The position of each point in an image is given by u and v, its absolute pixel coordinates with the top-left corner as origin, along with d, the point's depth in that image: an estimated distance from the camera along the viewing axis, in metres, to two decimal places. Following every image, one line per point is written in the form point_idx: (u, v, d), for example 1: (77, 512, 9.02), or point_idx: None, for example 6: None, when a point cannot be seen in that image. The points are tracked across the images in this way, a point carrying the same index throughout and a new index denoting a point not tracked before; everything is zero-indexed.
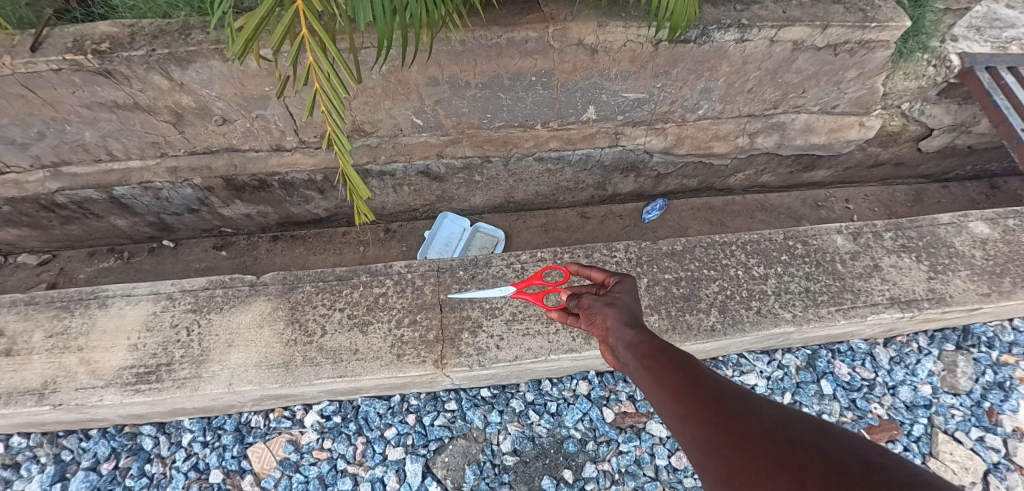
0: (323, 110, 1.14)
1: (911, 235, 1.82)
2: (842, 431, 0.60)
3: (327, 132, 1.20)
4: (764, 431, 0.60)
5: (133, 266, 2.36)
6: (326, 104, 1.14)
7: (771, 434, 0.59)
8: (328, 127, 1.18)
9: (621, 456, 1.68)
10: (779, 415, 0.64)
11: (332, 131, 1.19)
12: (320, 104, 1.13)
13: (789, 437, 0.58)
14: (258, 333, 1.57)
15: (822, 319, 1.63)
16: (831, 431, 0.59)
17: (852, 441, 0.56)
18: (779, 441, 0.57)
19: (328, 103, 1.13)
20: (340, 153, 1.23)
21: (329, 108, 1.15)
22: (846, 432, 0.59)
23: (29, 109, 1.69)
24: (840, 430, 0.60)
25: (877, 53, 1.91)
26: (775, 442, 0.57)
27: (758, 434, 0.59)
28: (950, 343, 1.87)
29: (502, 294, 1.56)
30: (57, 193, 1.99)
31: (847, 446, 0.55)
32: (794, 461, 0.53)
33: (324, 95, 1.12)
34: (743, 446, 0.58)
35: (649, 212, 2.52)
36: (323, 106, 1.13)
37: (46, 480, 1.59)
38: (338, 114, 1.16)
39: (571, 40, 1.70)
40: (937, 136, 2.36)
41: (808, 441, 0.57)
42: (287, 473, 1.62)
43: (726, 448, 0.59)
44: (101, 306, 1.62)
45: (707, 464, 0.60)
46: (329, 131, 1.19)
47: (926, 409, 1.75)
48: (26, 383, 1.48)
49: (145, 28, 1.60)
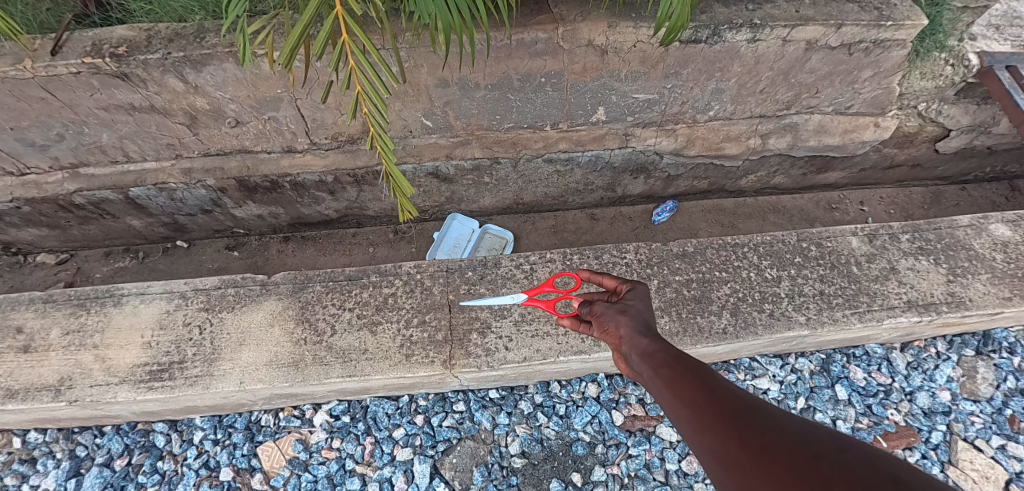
0: (364, 111, 1.14)
1: (928, 237, 1.78)
2: (873, 452, 0.56)
3: (369, 133, 1.20)
4: (786, 444, 0.57)
5: (148, 266, 2.40)
6: (367, 105, 1.14)
7: (793, 449, 0.56)
8: (371, 127, 1.18)
9: (631, 459, 1.66)
10: (802, 431, 0.60)
11: (375, 131, 1.19)
12: (361, 105, 1.14)
13: (813, 454, 0.55)
14: (269, 332, 1.58)
15: (837, 322, 1.60)
16: (859, 450, 0.55)
17: (883, 462, 0.53)
18: (802, 457, 0.54)
19: (370, 103, 1.13)
20: (383, 153, 1.23)
21: (369, 109, 1.15)
22: (878, 451, 0.55)
23: (49, 111, 1.73)
24: (871, 449, 0.56)
25: (893, 52, 1.87)
26: (798, 457, 0.54)
27: (779, 449, 0.56)
28: (969, 348, 1.82)
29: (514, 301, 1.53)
30: (75, 194, 2.03)
31: (877, 468, 0.51)
32: (818, 476, 0.50)
33: (366, 95, 1.12)
34: (763, 459, 0.55)
35: (659, 214, 2.50)
36: (364, 107, 1.13)
37: (62, 475, 1.62)
38: (380, 113, 1.16)
39: (580, 41, 1.69)
40: (954, 137, 2.31)
41: (833, 457, 0.54)
42: (296, 472, 1.63)
43: (745, 461, 0.56)
44: (116, 304, 1.64)
45: (724, 479, 0.57)
46: (371, 131, 1.19)
47: (945, 416, 1.71)
48: (43, 379, 1.51)
49: (161, 32, 1.63)
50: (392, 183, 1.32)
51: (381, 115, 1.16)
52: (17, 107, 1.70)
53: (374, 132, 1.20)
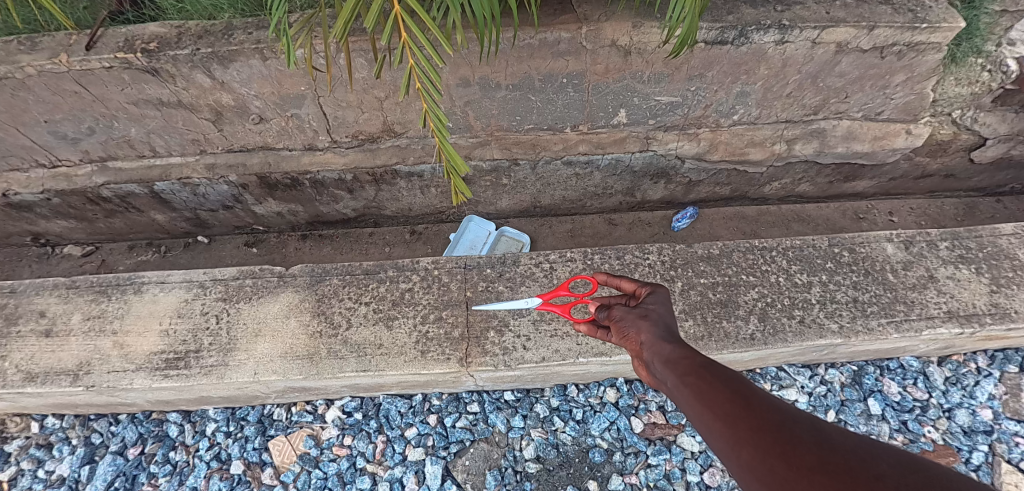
0: (418, 88, 1.10)
1: (969, 245, 1.70)
2: (935, 473, 0.51)
3: (423, 112, 1.16)
4: (837, 466, 0.52)
5: (169, 260, 2.44)
6: (420, 80, 1.10)
7: (848, 470, 0.51)
8: (426, 105, 1.13)
9: (650, 469, 1.60)
10: (854, 449, 0.56)
11: (429, 109, 1.15)
12: (415, 81, 1.10)
13: (871, 475, 0.50)
14: (285, 323, 1.57)
15: (872, 332, 1.53)
16: (922, 475, 0.51)
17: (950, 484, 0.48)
18: (859, 478, 0.49)
19: (424, 78, 1.09)
20: (439, 132, 1.18)
21: (423, 84, 1.11)
22: (946, 476, 0.50)
23: (82, 105, 1.77)
24: (935, 472, 0.51)
25: (928, 56, 1.80)
26: (854, 478, 0.49)
27: (831, 469, 0.52)
28: (1013, 365, 1.72)
29: (527, 306, 1.50)
30: (102, 187, 2.07)
31: None
32: None
33: (421, 71, 1.07)
34: (815, 479, 0.51)
35: (679, 220, 2.45)
36: (420, 84, 1.09)
37: (76, 461, 1.63)
38: (433, 85, 1.12)
39: (604, 41, 1.67)
40: (991, 147, 2.21)
41: (893, 482, 0.49)
42: (307, 468, 1.61)
43: (794, 482, 0.52)
44: (136, 292, 1.66)
45: None
46: (425, 109, 1.14)
47: (987, 436, 1.60)
48: (62, 364, 1.53)
49: (191, 29, 1.66)
50: (446, 162, 1.28)
51: (435, 88, 1.12)
52: (52, 100, 1.74)
53: (428, 109, 1.16)
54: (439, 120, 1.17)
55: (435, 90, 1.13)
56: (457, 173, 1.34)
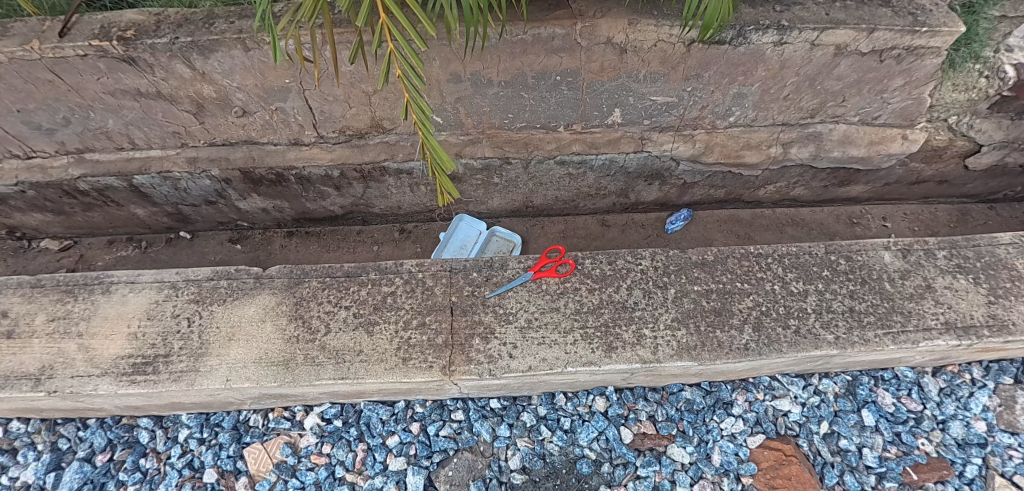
0: (398, 74, 1.03)
1: (967, 254, 1.68)
2: None
3: (404, 100, 1.09)
4: None
5: (150, 256, 2.36)
6: (400, 66, 1.03)
7: None
8: (407, 94, 1.07)
9: (639, 481, 1.55)
10: None
11: (411, 99, 1.08)
12: (395, 69, 1.02)
13: None
14: (260, 327, 1.52)
15: (869, 343, 1.49)
16: None
17: None
18: None
19: (404, 64, 1.02)
20: (421, 124, 1.12)
21: (403, 70, 1.04)
22: None
23: (56, 94, 1.68)
24: None
25: (927, 60, 1.76)
26: None
27: None
28: (1007, 376, 1.70)
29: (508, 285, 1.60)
30: (79, 180, 2.00)
31: None
32: None
33: (401, 56, 1.00)
34: None
35: (673, 222, 2.40)
36: (401, 70, 1.02)
37: (41, 468, 1.56)
38: (415, 74, 1.05)
39: (599, 38, 1.61)
40: (986, 154, 2.18)
41: None
42: (283, 477, 1.55)
43: None
44: (105, 292, 1.60)
45: None
46: (406, 98, 1.08)
47: (981, 449, 1.58)
48: (24, 367, 1.46)
49: (170, 17, 1.59)
50: (430, 158, 1.21)
51: (416, 76, 1.05)
52: (24, 89, 1.66)
53: (410, 99, 1.09)
54: (422, 111, 1.10)
55: (417, 79, 1.06)
56: (442, 171, 1.27)
